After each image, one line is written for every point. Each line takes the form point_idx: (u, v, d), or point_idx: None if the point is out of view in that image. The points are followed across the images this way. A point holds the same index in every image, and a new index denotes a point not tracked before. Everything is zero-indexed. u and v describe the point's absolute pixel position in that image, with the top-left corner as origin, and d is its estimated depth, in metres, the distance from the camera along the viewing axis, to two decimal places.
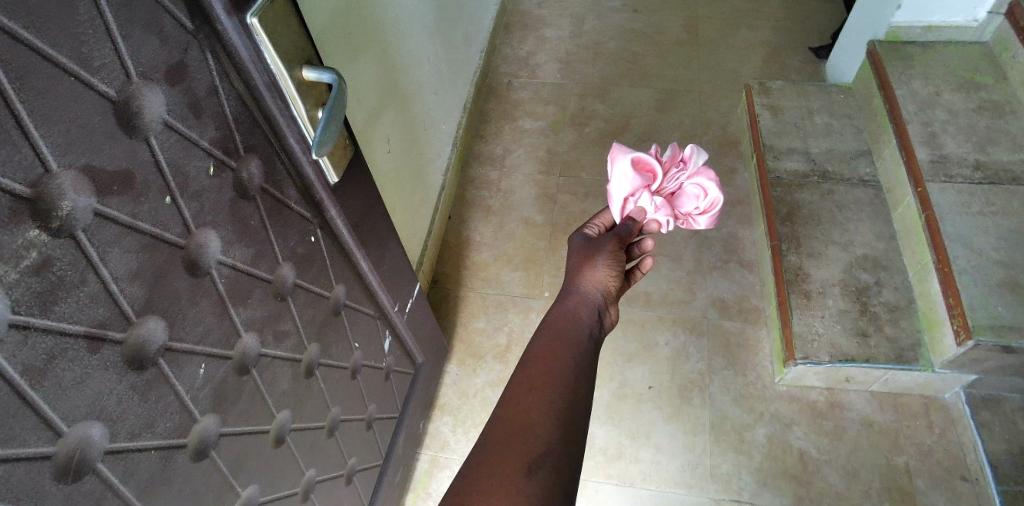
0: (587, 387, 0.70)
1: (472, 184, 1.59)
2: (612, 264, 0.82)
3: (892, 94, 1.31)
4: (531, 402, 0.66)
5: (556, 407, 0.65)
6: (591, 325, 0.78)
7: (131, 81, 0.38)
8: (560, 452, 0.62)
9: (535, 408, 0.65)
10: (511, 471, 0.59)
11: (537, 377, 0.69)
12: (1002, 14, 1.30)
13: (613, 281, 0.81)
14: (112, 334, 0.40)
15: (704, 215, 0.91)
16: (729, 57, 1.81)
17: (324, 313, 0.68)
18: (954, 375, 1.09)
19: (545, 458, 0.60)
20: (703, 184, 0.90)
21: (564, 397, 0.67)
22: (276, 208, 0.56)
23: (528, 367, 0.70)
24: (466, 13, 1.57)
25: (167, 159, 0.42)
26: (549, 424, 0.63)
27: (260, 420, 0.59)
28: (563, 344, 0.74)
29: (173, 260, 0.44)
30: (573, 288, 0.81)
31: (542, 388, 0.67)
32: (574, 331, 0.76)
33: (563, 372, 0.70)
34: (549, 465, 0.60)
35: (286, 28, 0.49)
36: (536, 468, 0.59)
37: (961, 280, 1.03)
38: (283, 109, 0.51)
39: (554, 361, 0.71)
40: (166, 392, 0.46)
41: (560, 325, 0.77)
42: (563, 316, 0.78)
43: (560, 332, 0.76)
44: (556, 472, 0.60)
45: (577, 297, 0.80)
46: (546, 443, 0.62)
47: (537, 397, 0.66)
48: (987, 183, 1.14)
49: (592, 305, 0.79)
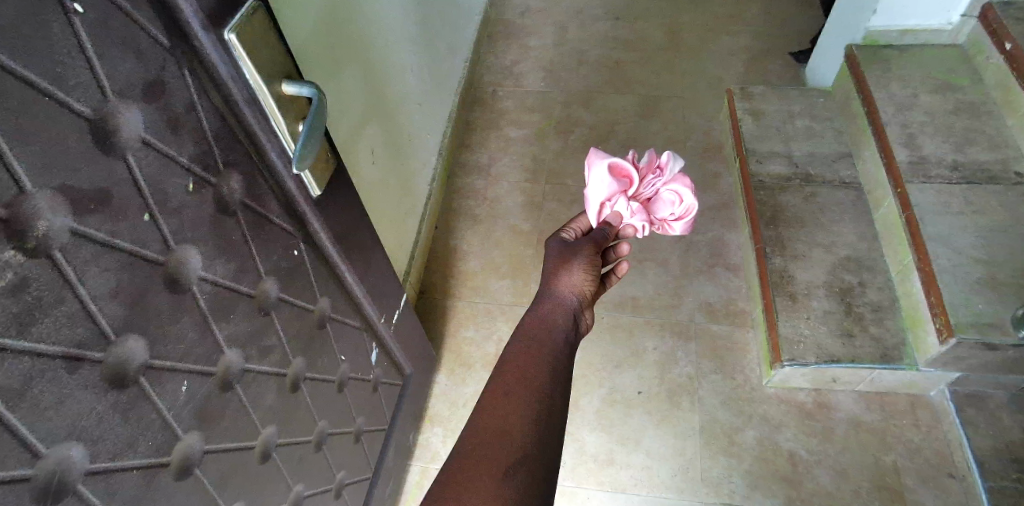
0: (563, 392, 0.71)
1: (459, 193, 1.59)
2: (588, 268, 0.82)
3: (871, 97, 1.33)
4: (509, 407, 0.66)
5: (533, 411, 0.66)
6: (568, 328, 0.78)
7: (107, 100, 0.38)
8: (536, 456, 0.62)
9: (512, 413, 0.65)
10: (487, 476, 0.59)
11: (513, 381, 0.69)
12: (974, 17, 1.32)
13: (589, 286, 0.82)
14: (91, 354, 0.40)
15: (679, 221, 0.92)
16: (711, 62, 1.83)
17: (309, 326, 0.68)
18: (938, 373, 1.10)
19: (522, 462, 0.61)
20: (678, 190, 0.92)
21: (541, 400, 0.67)
22: (258, 222, 0.56)
23: (505, 372, 0.71)
24: (450, 24, 1.58)
25: (146, 177, 0.42)
26: (525, 429, 0.64)
27: (246, 436, 0.59)
28: (540, 348, 0.74)
29: (153, 277, 0.44)
30: (549, 292, 0.82)
31: (519, 393, 0.68)
32: (551, 335, 0.76)
33: (541, 376, 0.70)
34: (525, 469, 0.60)
35: (266, 44, 0.50)
36: (511, 473, 0.59)
37: (942, 279, 1.05)
38: (262, 124, 0.51)
39: (530, 365, 0.71)
40: (148, 410, 0.46)
41: (536, 329, 0.77)
42: (539, 320, 0.78)
43: (536, 336, 0.76)
44: (533, 475, 0.60)
45: (554, 302, 0.81)
46: (522, 447, 0.62)
47: (514, 402, 0.66)
48: (965, 182, 1.16)
49: (568, 309, 0.80)
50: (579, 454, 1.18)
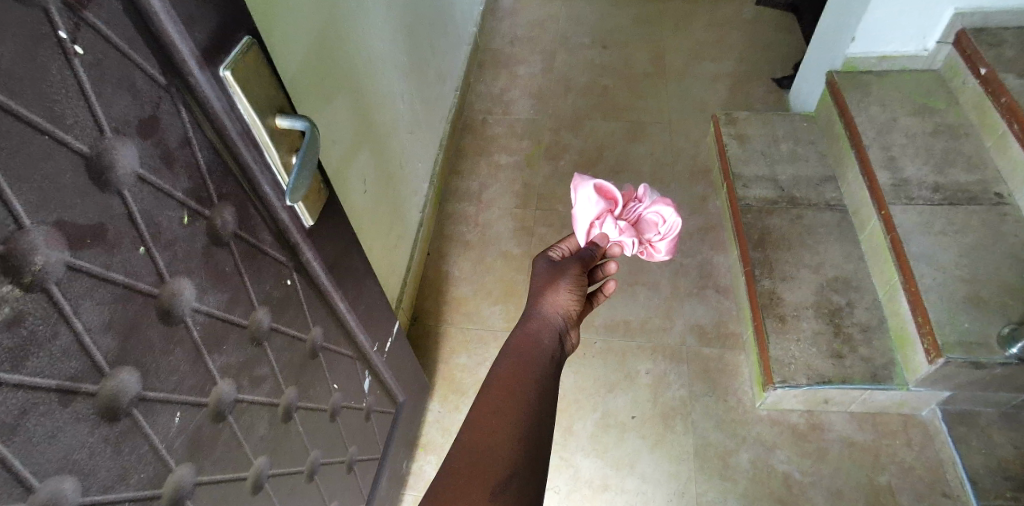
0: (550, 409, 0.71)
1: (450, 219, 1.61)
2: (574, 287, 0.83)
3: (852, 121, 1.36)
4: (495, 425, 0.67)
5: (520, 430, 0.66)
6: (553, 346, 0.79)
7: (103, 136, 0.39)
8: (525, 474, 0.63)
9: (498, 432, 0.66)
10: (476, 493, 0.60)
11: (501, 400, 0.69)
12: (950, 43, 1.37)
13: (575, 305, 0.83)
14: (85, 387, 0.40)
15: (664, 240, 0.93)
16: (696, 87, 1.87)
17: (301, 355, 0.68)
18: (929, 392, 1.11)
19: (510, 480, 0.61)
20: (661, 210, 0.94)
21: (527, 417, 0.68)
22: (250, 253, 0.57)
23: (490, 391, 0.71)
24: (439, 54, 1.62)
25: (141, 210, 0.43)
26: (513, 447, 0.64)
27: (238, 468, 0.58)
28: (526, 366, 0.75)
29: (146, 309, 0.45)
30: (535, 311, 0.82)
31: (505, 411, 0.68)
32: (538, 353, 0.77)
33: (527, 391, 0.71)
34: (515, 486, 0.61)
35: (260, 80, 0.51)
36: (500, 489, 0.60)
37: (928, 299, 1.07)
38: (257, 157, 0.53)
39: (517, 383, 0.72)
40: (140, 442, 0.46)
41: (523, 347, 0.78)
42: (526, 338, 0.79)
43: (523, 354, 0.76)
44: (521, 492, 0.61)
45: (542, 319, 0.82)
46: (509, 466, 0.63)
47: (501, 422, 0.67)
48: (947, 203, 1.19)
49: (554, 328, 0.81)
50: (574, 480, 1.17)
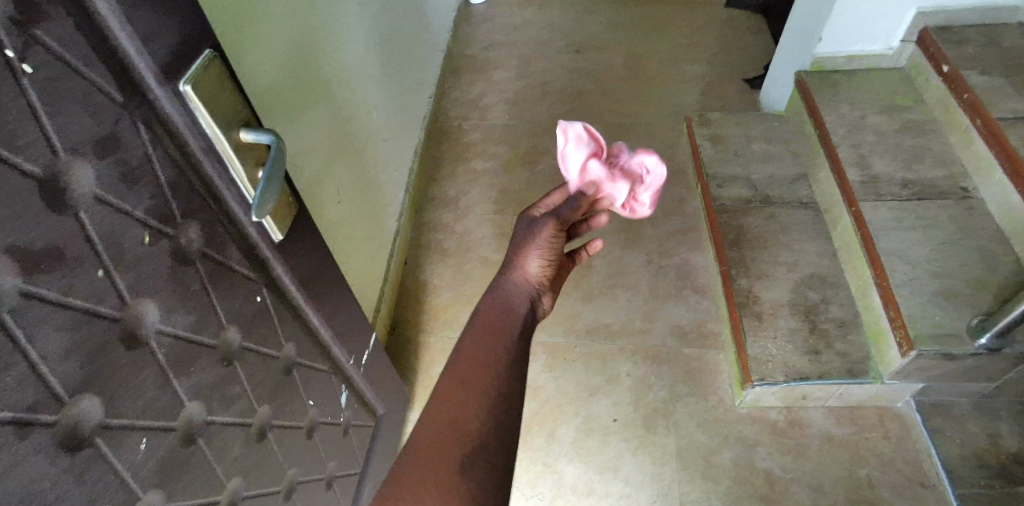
0: (519, 379, 0.70)
1: (428, 227, 1.60)
2: (548, 252, 0.78)
3: (822, 120, 1.39)
4: (462, 401, 0.66)
5: (487, 404, 0.66)
6: (525, 313, 0.76)
7: (57, 157, 0.38)
8: (494, 448, 0.63)
9: (466, 406, 0.66)
10: (443, 470, 0.61)
11: (469, 374, 0.68)
12: (913, 41, 1.40)
13: (548, 270, 0.79)
14: (44, 417, 0.39)
15: (648, 191, 0.95)
16: (671, 90, 1.89)
17: (274, 372, 0.67)
18: (903, 385, 1.13)
19: (478, 456, 0.62)
20: (646, 161, 0.95)
21: (497, 388, 0.67)
22: (218, 271, 0.55)
23: (459, 361, 0.70)
24: (414, 61, 1.61)
25: (101, 232, 0.42)
26: (480, 423, 0.64)
27: (210, 491, 0.57)
28: (496, 335, 0.72)
29: (109, 334, 0.43)
30: (508, 276, 0.79)
31: (473, 384, 0.67)
32: (509, 320, 0.74)
33: (497, 362, 0.70)
34: (483, 461, 0.62)
35: (221, 93, 0.50)
36: (468, 466, 0.61)
37: (900, 294, 1.09)
38: (221, 172, 0.51)
39: (485, 354, 0.70)
40: (105, 471, 0.44)
41: (493, 315, 0.75)
42: (497, 306, 0.76)
43: (493, 322, 0.74)
44: (491, 468, 0.61)
45: (514, 284, 0.78)
46: (477, 441, 0.63)
47: (469, 398, 0.66)
48: (916, 198, 1.21)
49: (525, 295, 0.77)
50: (559, 486, 1.16)
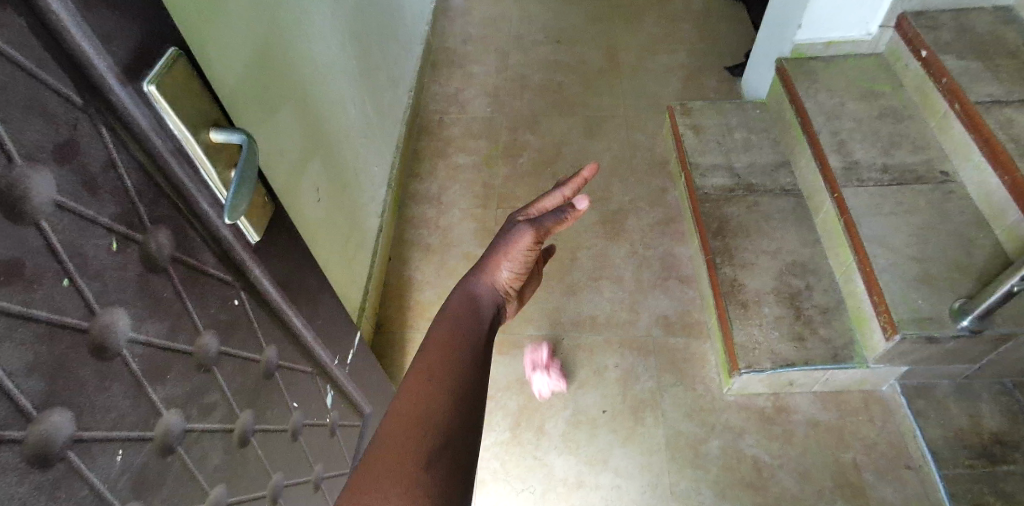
0: (483, 377, 0.70)
1: (411, 223, 1.59)
2: (518, 267, 0.82)
3: (802, 107, 1.39)
4: (428, 394, 0.65)
5: (454, 398, 0.65)
6: (489, 314, 0.79)
7: (14, 165, 0.37)
8: (459, 441, 0.62)
9: (433, 399, 0.65)
10: (406, 462, 0.59)
11: (436, 368, 0.68)
12: (891, 27, 1.41)
13: (514, 281, 0.83)
14: (11, 434, 0.37)
15: None
16: (650, 80, 1.89)
17: (255, 377, 0.65)
18: (887, 368, 1.15)
19: (443, 449, 0.61)
20: None
21: (465, 385, 0.67)
22: (192, 276, 0.54)
23: (429, 355, 0.70)
24: (391, 56, 1.59)
25: (63, 241, 0.40)
26: (446, 415, 0.64)
27: (192, 501, 0.56)
28: (463, 331, 0.74)
29: (76, 344, 0.42)
30: (477, 279, 0.81)
31: (441, 378, 0.67)
32: (476, 317, 0.77)
33: (463, 357, 0.70)
34: (448, 455, 0.60)
35: (190, 94, 0.48)
36: (433, 459, 0.59)
37: (882, 279, 1.10)
38: (192, 175, 0.50)
39: (452, 349, 0.71)
40: (79, 486, 0.43)
41: (462, 309, 0.77)
42: (467, 300, 0.78)
43: (461, 316, 0.76)
44: (455, 462, 0.60)
45: (484, 281, 0.81)
46: (442, 434, 0.62)
47: (436, 390, 0.66)
48: (896, 184, 1.22)
49: (492, 299, 0.81)
50: (548, 479, 1.17)
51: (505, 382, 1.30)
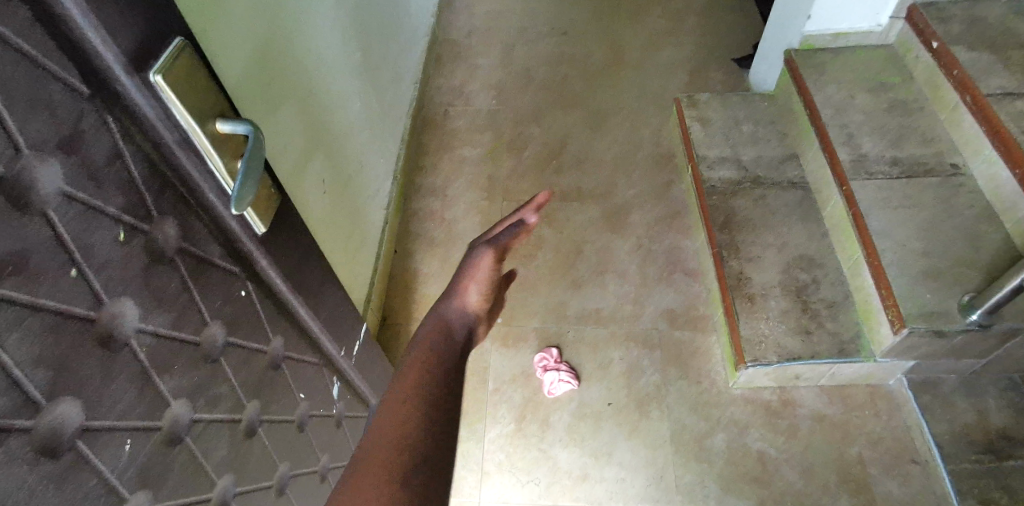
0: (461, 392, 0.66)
1: (416, 216, 1.59)
2: (485, 289, 0.80)
3: (810, 99, 1.38)
4: (403, 408, 0.61)
5: (431, 411, 0.61)
6: (464, 336, 0.75)
7: (21, 155, 0.36)
8: (435, 458, 0.57)
9: (409, 413, 0.60)
10: (381, 481, 0.54)
11: (412, 383, 0.64)
12: (902, 18, 1.39)
13: (485, 304, 0.80)
14: (20, 423, 0.37)
15: None
16: (656, 72, 1.88)
17: (262, 368, 0.66)
18: (893, 363, 1.14)
19: (420, 466, 0.56)
20: None
21: (442, 399, 0.63)
22: (198, 267, 0.54)
23: (406, 372, 0.65)
24: (395, 48, 1.58)
25: (70, 232, 0.40)
26: (423, 429, 0.59)
27: (200, 491, 0.56)
28: (439, 348, 0.70)
29: (84, 335, 0.42)
30: (446, 305, 0.78)
31: (417, 392, 0.63)
32: (449, 339, 0.73)
33: (442, 368, 0.67)
34: (424, 471, 0.55)
35: (197, 85, 0.48)
36: (409, 477, 0.54)
37: (889, 273, 1.09)
38: (199, 166, 0.50)
39: (431, 362, 0.67)
40: (88, 476, 0.43)
41: (435, 333, 0.73)
42: (438, 325, 0.74)
43: (435, 339, 0.72)
44: (433, 478, 0.55)
45: (455, 307, 0.77)
46: (419, 450, 0.57)
47: (414, 405, 0.61)
48: (904, 177, 1.21)
49: (465, 321, 0.77)
50: (553, 472, 1.17)
51: (509, 376, 1.30)
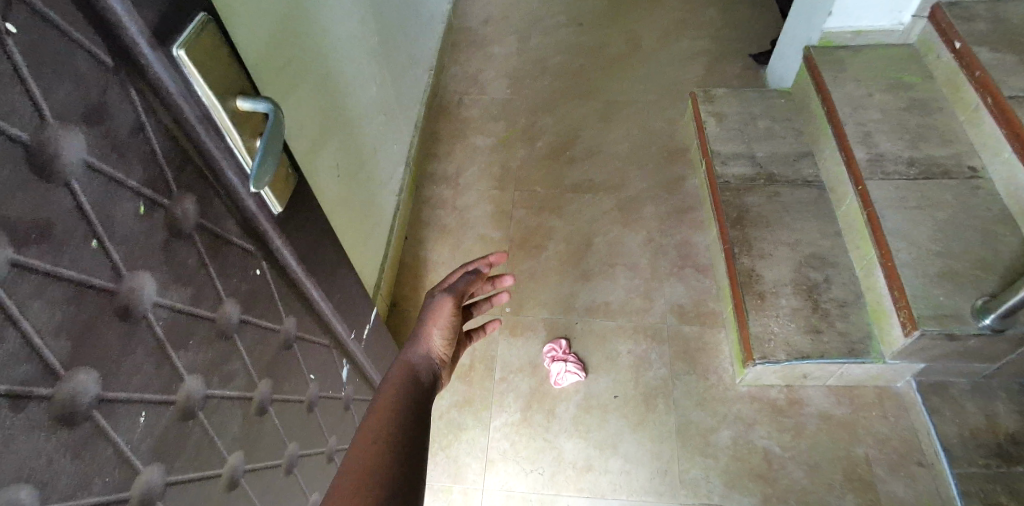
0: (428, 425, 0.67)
1: (427, 203, 1.59)
2: (448, 333, 0.82)
3: (829, 97, 1.36)
4: (375, 436, 0.61)
5: (403, 439, 0.62)
6: (431, 379, 0.75)
7: (46, 124, 0.37)
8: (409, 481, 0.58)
9: (380, 440, 0.61)
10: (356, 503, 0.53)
11: (381, 416, 0.64)
12: (924, 17, 1.37)
13: (449, 348, 0.82)
14: (39, 391, 0.38)
15: None
16: (672, 66, 1.86)
17: (274, 348, 0.66)
18: (903, 365, 1.13)
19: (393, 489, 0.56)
20: None
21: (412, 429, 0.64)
22: (215, 244, 0.54)
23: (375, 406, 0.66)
24: (411, 33, 1.58)
25: (92, 203, 0.40)
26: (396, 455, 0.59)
27: (211, 465, 0.56)
28: (408, 385, 0.71)
29: (102, 305, 0.42)
30: (411, 349, 0.79)
31: (388, 422, 0.63)
32: (417, 378, 0.74)
33: (410, 403, 0.68)
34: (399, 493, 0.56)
35: (218, 61, 0.48)
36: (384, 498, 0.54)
37: (903, 274, 1.08)
38: (218, 142, 0.50)
39: (400, 403, 0.67)
40: (103, 446, 0.43)
41: (401, 377, 0.73)
42: (405, 367, 0.75)
43: (402, 382, 0.71)
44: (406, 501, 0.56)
45: (420, 352, 0.79)
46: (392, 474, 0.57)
47: (387, 432, 0.62)
48: (922, 178, 1.20)
49: (430, 362, 0.78)
50: (558, 462, 1.17)
51: (516, 365, 1.30)
